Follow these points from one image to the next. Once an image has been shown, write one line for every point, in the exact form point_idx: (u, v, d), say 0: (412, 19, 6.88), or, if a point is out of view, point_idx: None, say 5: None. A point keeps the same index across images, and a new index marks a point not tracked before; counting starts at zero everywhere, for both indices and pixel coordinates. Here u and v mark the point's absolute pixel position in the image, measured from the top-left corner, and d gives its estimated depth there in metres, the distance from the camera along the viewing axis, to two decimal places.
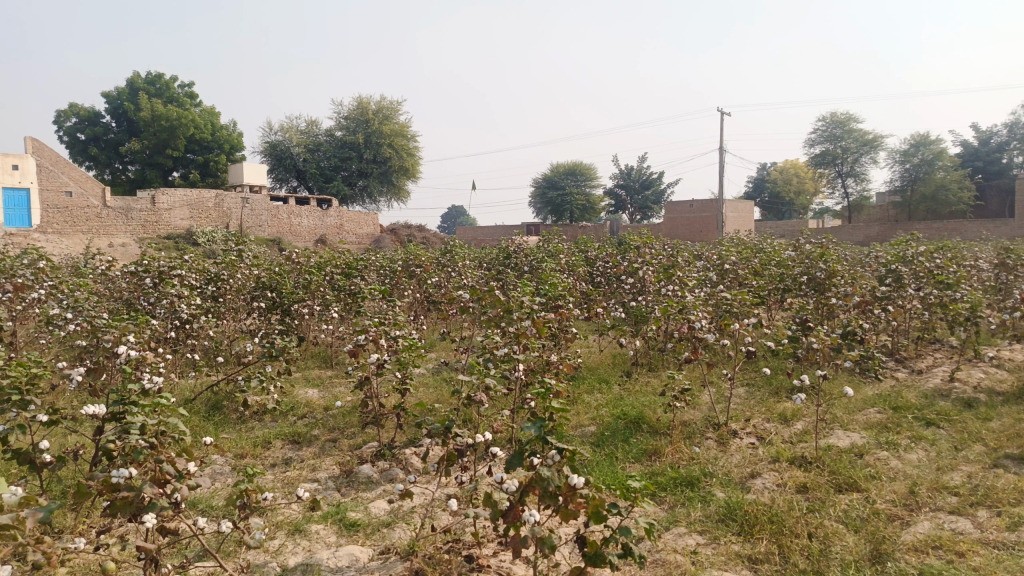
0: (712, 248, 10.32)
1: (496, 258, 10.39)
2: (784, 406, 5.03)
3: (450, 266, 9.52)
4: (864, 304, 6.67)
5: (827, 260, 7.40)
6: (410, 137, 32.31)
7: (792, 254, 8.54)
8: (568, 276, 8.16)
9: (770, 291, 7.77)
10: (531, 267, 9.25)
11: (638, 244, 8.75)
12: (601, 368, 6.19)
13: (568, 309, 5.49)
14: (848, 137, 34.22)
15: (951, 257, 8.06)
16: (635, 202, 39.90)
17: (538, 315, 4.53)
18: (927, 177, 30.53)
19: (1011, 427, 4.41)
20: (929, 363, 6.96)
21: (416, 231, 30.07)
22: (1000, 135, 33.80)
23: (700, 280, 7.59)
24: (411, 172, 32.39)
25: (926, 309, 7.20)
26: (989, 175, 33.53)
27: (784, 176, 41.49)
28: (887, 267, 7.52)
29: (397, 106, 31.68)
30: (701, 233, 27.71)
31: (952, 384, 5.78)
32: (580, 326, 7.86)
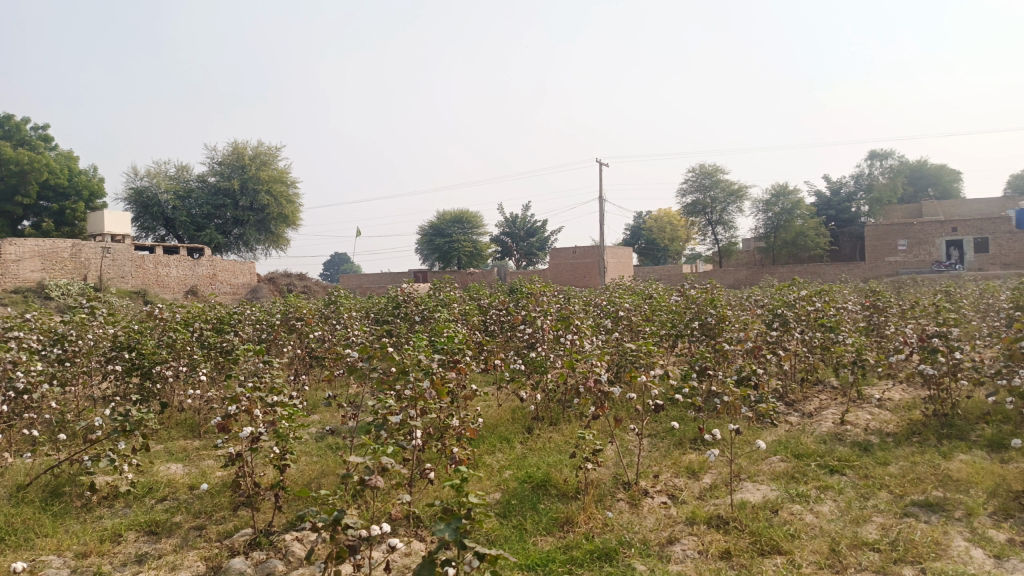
0: (602, 294, 10.32)
1: (383, 308, 9.89)
2: (689, 458, 4.87)
3: (335, 317, 8.95)
4: (756, 349, 6.71)
5: (716, 306, 7.46)
6: (289, 184, 31.28)
7: (681, 300, 8.60)
8: (461, 326, 7.82)
9: (663, 337, 7.74)
10: (422, 317, 8.84)
11: (532, 292, 8.56)
12: (499, 425, 5.85)
13: (466, 365, 5.10)
14: (716, 188, 36.29)
15: (828, 300, 8.37)
16: (521, 248, 40.34)
17: (435, 373, 4.13)
18: (787, 224, 32.66)
19: (910, 471, 4.44)
20: (817, 405, 7.09)
21: (296, 280, 28.89)
22: (849, 186, 37.12)
23: (596, 328, 7.45)
24: (291, 219, 31.27)
25: (810, 352, 7.37)
26: (841, 223, 36.50)
27: (660, 224, 43.35)
28: (774, 311, 7.62)
29: (275, 152, 30.66)
30: (585, 279, 28.27)
31: (843, 427, 5.85)
32: (475, 378, 7.50)
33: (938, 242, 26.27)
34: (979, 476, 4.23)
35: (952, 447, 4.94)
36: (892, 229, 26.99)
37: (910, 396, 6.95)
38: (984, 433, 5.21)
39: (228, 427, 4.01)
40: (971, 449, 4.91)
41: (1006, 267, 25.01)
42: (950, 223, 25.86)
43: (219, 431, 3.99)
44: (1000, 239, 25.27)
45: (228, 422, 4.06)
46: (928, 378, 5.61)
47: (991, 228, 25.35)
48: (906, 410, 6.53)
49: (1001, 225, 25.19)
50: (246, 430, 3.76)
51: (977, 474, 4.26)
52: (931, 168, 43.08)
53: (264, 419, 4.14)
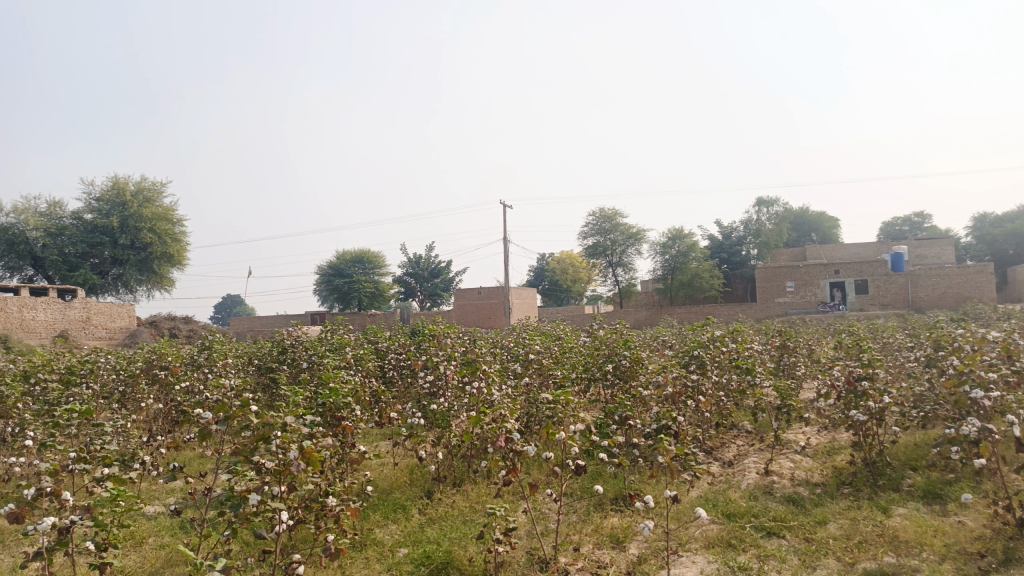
0: (509, 336, 9.72)
1: (268, 354, 8.91)
2: (612, 524, 4.28)
3: (208, 366, 7.88)
4: (677, 394, 6.23)
5: (631, 348, 6.97)
6: (175, 222, 29.32)
7: (591, 342, 8.14)
8: (353, 375, 6.95)
9: (574, 381, 7.17)
10: (311, 363, 7.92)
11: (434, 334, 7.85)
12: (393, 491, 5.05)
13: (352, 424, 4.31)
14: (615, 231, 36.91)
15: (740, 340, 8.12)
16: (425, 290, 39.50)
17: (311, 439, 3.36)
18: (683, 266, 33.45)
19: (854, 532, 4.00)
20: (736, 452, 6.70)
21: (181, 324, 26.92)
22: (739, 232, 38.68)
23: (503, 372, 6.81)
24: (176, 259, 29.15)
25: (726, 395, 7.01)
26: (732, 265, 37.66)
27: (563, 265, 43.62)
28: (691, 353, 7.07)
29: (161, 188, 28.75)
30: (490, 319, 27.74)
31: (770, 479, 5.44)
32: (369, 433, 6.68)
33: (822, 283, 27.40)
34: (928, 536, 3.83)
35: (887, 499, 4.58)
36: (780, 271, 27.88)
37: (830, 439, 6.68)
38: (916, 483, 4.90)
39: (26, 519, 2.89)
40: (907, 501, 4.56)
41: (885, 307, 26.24)
42: (833, 265, 27.08)
43: (13, 523, 2.86)
44: (878, 281, 26.60)
45: (23, 510, 2.95)
46: (856, 426, 5.29)
47: (869, 270, 26.70)
48: (827, 455, 6.23)
49: (878, 268, 26.56)
50: (52, 521, 2.78)
51: (925, 532, 3.86)
52: (813, 215, 45.72)
53: (82, 502, 3.21)
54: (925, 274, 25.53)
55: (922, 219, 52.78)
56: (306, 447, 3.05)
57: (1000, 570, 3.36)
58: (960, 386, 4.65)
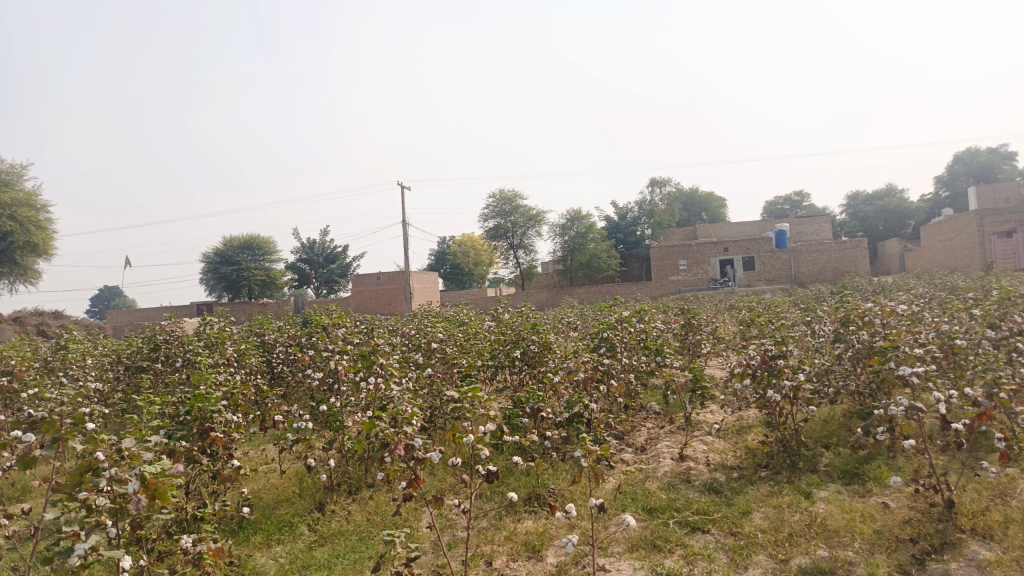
0: (409, 323, 9.18)
1: (137, 352, 7.95)
2: (527, 530, 3.90)
3: (63, 369, 6.89)
4: (590, 379, 5.84)
5: (538, 333, 6.58)
6: (39, 209, 26.70)
7: (496, 327, 7.71)
8: (232, 374, 6.21)
9: (479, 370, 6.70)
10: (186, 360, 7.08)
11: (325, 326, 7.17)
12: (279, 506, 4.47)
13: (221, 436, 3.70)
14: (515, 213, 36.72)
15: (648, 320, 7.89)
16: (320, 275, 38.04)
17: (163, 463, 2.74)
18: (582, 247, 33.63)
19: (781, 522, 3.77)
20: (647, 436, 6.45)
21: (50, 320, 24.59)
22: (634, 212, 39.38)
23: (403, 363, 6.26)
24: (42, 248, 26.54)
25: (636, 377, 6.73)
26: (628, 245, 38.21)
27: (463, 248, 43.09)
28: (599, 336, 6.73)
29: (20, 171, 26.04)
30: (390, 305, 26.97)
31: (686, 465, 5.21)
32: (253, 438, 5.99)
33: (713, 261, 28.17)
34: (857, 522, 3.66)
35: (807, 483, 4.45)
36: (673, 250, 28.52)
37: (738, 417, 6.56)
38: (832, 464, 4.80)
39: None
40: (826, 484, 4.44)
41: (770, 282, 27.33)
42: (722, 244, 27.89)
43: None
44: (764, 257, 27.59)
45: None
46: (771, 406, 5.13)
47: (756, 247, 27.64)
48: (738, 435, 6.08)
49: (764, 245, 27.58)
50: None
51: (853, 519, 3.68)
52: (702, 195, 47.26)
53: None
54: (807, 250, 26.75)
55: (802, 198, 55.70)
56: (149, 478, 2.39)
57: (935, 558, 3.20)
58: (885, 365, 4.47)
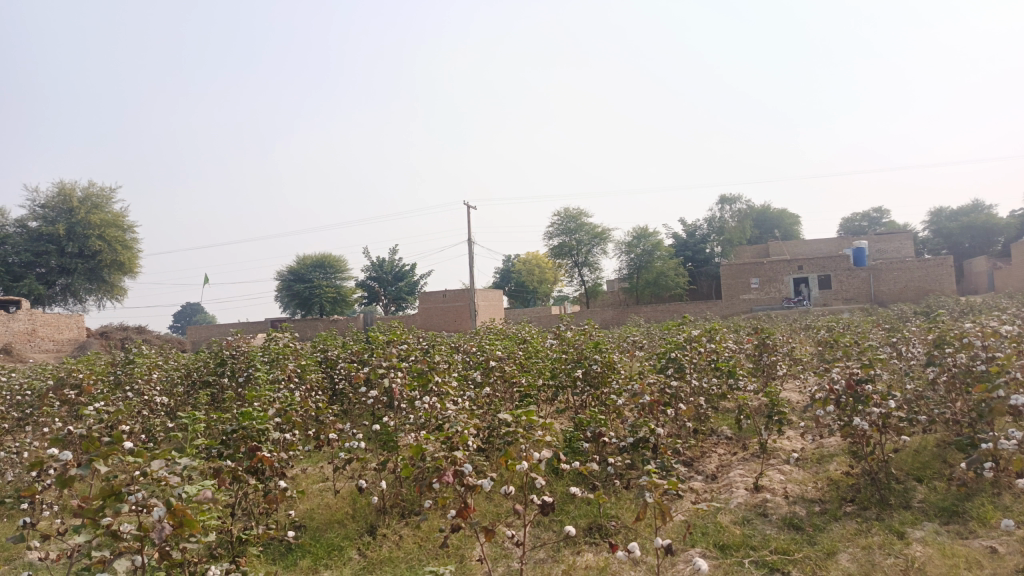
0: (470, 340, 9.03)
1: (203, 368, 8.03)
2: (587, 563, 3.63)
3: (131, 383, 7.00)
4: (656, 401, 5.52)
5: (602, 351, 6.30)
6: (126, 229, 27.98)
7: (559, 345, 7.47)
8: (291, 391, 6.16)
9: (540, 389, 6.44)
10: (248, 376, 7.09)
11: (384, 342, 7.07)
12: (330, 529, 4.33)
13: (269, 456, 3.60)
14: (581, 231, 36.45)
15: (719, 340, 7.50)
16: (388, 293, 38.53)
17: (201, 486, 2.62)
18: (649, 265, 33.04)
19: (871, 566, 3.39)
20: (718, 463, 6.06)
21: (134, 334, 25.61)
22: (702, 230, 38.51)
23: (462, 382, 6.08)
24: (127, 266, 27.76)
25: (706, 400, 6.35)
26: (697, 263, 37.33)
27: (528, 267, 42.99)
28: (667, 356, 6.39)
29: (109, 193, 27.37)
30: (456, 323, 27.03)
31: (761, 496, 4.83)
32: (310, 456, 5.90)
33: (786, 279, 27.19)
34: (962, 568, 3.25)
35: (899, 521, 4.03)
36: (744, 268, 27.66)
37: (819, 445, 6.09)
38: (928, 500, 4.36)
39: None
40: (922, 523, 4.01)
41: (848, 301, 26.13)
42: (796, 261, 26.89)
43: None
44: (841, 275, 26.44)
45: None
46: (857, 434, 4.71)
47: (832, 265, 26.53)
48: (818, 464, 5.63)
49: (841, 263, 26.43)
50: None
51: (957, 565, 3.26)
52: (774, 213, 45.94)
53: None
54: (887, 268, 25.49)
55: (880, 214, 53.50)
56: (177, 503, 2.28)
57: None
58: (992, 393, 4.00)
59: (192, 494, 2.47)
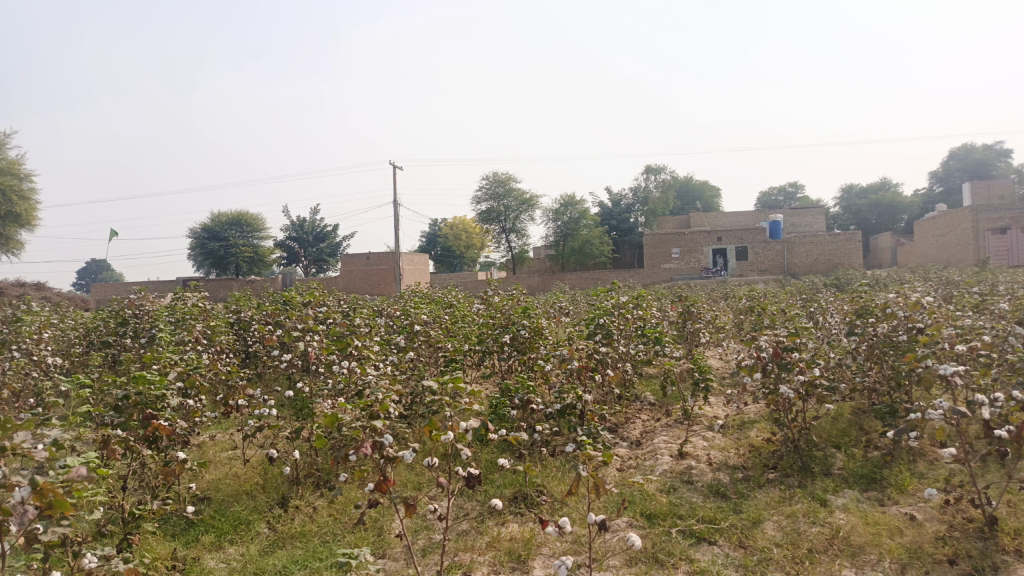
0: (393, 303, 8.72)
1: (102, 327, 7.44)
2: (512, 535, 3.48)
3: (18, 342, 6.39)
4: (585, 367, 5.37)
5: (530, 316, 6.12)
6: (22, 178, 25.95)
7: (486, 310, 7.28)
8: (198, 353, 5.73)
9: (465, 354, 6.21)
10: (151, 336, 6.58)
11: (302, 304, 6.69)
12: (236, 500, 4.03)
13: (165, 425, 3.27)
14: (508, 196, 36.18)
15: (647, 307, 7.45)
16: (310, 254, 37.41)
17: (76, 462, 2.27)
18: (574, 233, 33.14)
19: (798, 536, 3.36)
20: (643, 429, 6.02)
21: (32, 291, 23.96)
22: (627, 199, 38.92)
23: (383, 345, 5.79)
24: (24, 218, 25.79)
25: (633, 368, 6.27)
26: (621, 232, 37.35)
27: (454, 231, 42.53)
28: (595, 322, 6.28)
29: (2, 138, 25.25)
30: (379, 286, 26.46)
31: (686, 463, 4.79)
32: (217, 424, 5.52)
33: (705, 250, 27.79)
34: (883, 534, 3.28)
35: (822, 488, 4.07)
36: (666, 238, 28.12)
37: (741, 412, 6.13)
38: (848, 467, 4.42)
39: None
40: (843, 490, 4.07)
41: (763, 273, 26.94)
42: (716, 233, 27.49)
43: None
44: (757, 247, 27.20)
45: None
46: (782, 402, 4.72)
47: (750, 237, 27.28)
48: (740, 431, 5.66)
49: (758, 235, 27.18)
50: None
51: (880, 533, 3.27)
52: (696, 185, 46.93)
53: None
54: (800, 241, 26.41)
55: (795, 189, 55.47)
56: (45, 483, 1.94)
57: None
58: (919, 363, 4.03)
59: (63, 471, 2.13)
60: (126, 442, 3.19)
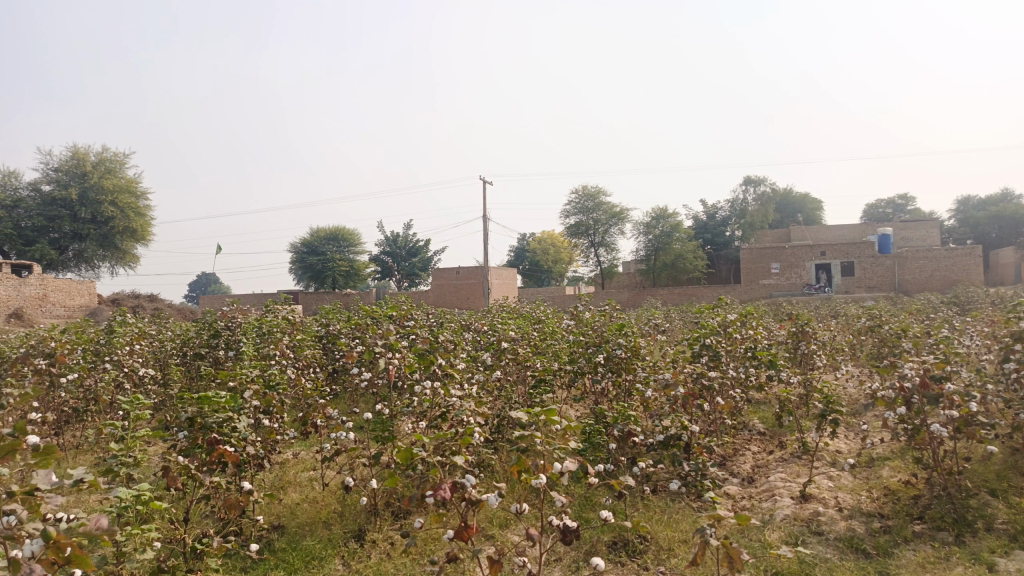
0: (481, 318, 8.40)
1: (196, 338, 7.45)
2: None
3: (114, 352, 6.43)
4: (691, 393, 4.82)
5: (628, 335, 5.61)
6: (140, 195, 27.44)
7: (578, 327, 6.83)
8: (282, 369, 5.54)
9: (556, 374, 5.77)
10: (240, 350, 6.48)
11: (387, 318, 6.43)
12: (311, 530, 3.75)
13: (231, 451, 3.03)
14: (598, 210, 35.59)
15: (755, 326, 6.80)
16: (402, 269, 37.98)
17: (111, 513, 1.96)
18: (667, 247, 32.16)
19: None
20: (755, 462, 5.40)
21: (146, 302, 25.23)
22: (723, 212, 37.58)
23: (470, 364, 5.43)
24: (141, 234, 27.26)
25: (743, 394, 5.65)
26: (716, 246, 36.57)
27: (543, 245, 42.30)
28: (699, 342, 5.70)
29: (122, 158, 26.80)
30: (468, 300, 26.42)
31: (811, 507, 4.18)
32: (297, 442, 5.31)
33: (808, 265, 26.26)
34: None
35: (985, 547, 3.41)
36: (765, 253, 26.74)
37: (868, 447, 5.41)
38: (1014, 522, 3.71)
39: None
40: (1013, 550, 3.39)
41: (870, 290, 25.23)
42: (819, 247, 25.95)
43: None
44: (864, 263, 25.50)
45: None
46: (928, 442, 4.05)
47: (856, 252, 25.60)
48: (870, 470, 4.98)
49: (865, 249, 25.49)
50: None
51: None
52: (796, 197, 44.84)
53: None
54: (912, 256, 24.50)
55: (905, 202, 52.18)
56: (62, 536, 1.64)
57: None
58: None
59: (79, 521, 1.81)
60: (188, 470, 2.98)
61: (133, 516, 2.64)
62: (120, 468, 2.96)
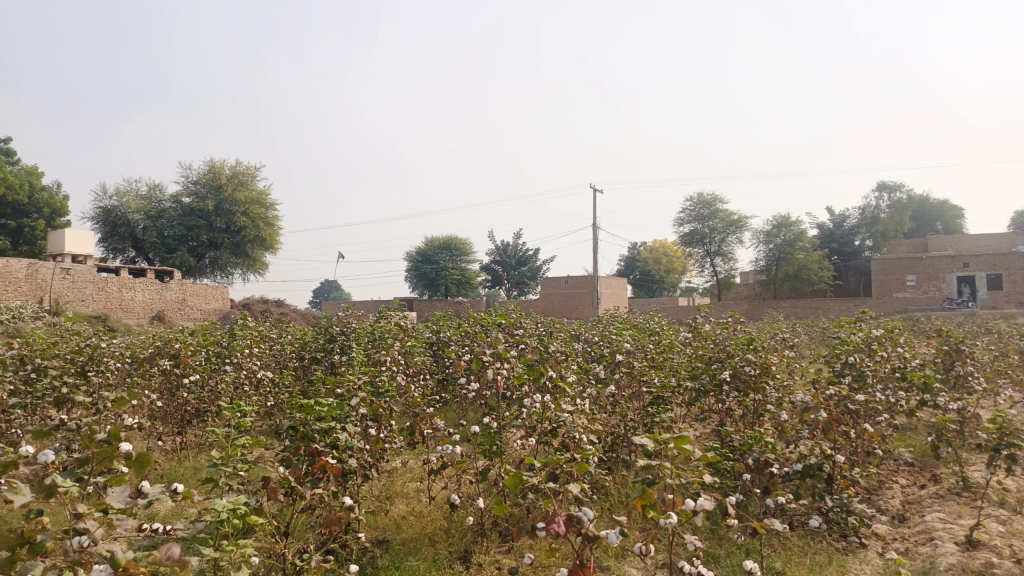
0: (593, 328, 8.07)
1: (313, 342, 7.57)
2: None
3: (235, 353, 6.60)
4: (833, 417, 4.28)
5: (758, 349, 5.12)
6: (269, 206, 28.98)
7: (700, 339, 6.36)
8: (392, 375, 5.45)
9: (677, 390, 5.36)
10: (352, 355, 6.49)
11: (498, 325, 6.23)
12: (414, 548, 3.55)
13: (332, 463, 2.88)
14: (715, 218, 34.32)
15: (902, 343, 6.10)
16: (512, 278, 38.13)
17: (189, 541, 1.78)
18: (788, 256, 30.51)
19: None
20: (907, 497, 4.77)
21: (272, 307, 26.54)
22: (851, 221, 35.30)
23: (583, 376, 5.12)
24: (269, 243, 28.74)
25: (891, 418, 5.01)
26: (844, 256, 34.43)
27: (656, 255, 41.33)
28: (841, 359, 5.12)
29: (254, 171, 28.38)
30: (577, 310, 26.05)
31: (982, 555, 3.57)
32: (406, 450, 5.18)
33: (948, 277, 24.09)
34: None
35: None
36: (900, 263, 24.78)
37: None
38: None
39: None
40: None
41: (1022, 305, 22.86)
42: (961, 257, 23.78)
43: None
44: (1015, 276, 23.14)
45: None
46: None
47: (1004, 264, 23.29)
48: None
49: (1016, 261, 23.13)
50: None
51: None
52: (934, 204, 41.53)
53: None
54: None
55: None
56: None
57: None
58: None
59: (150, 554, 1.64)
60: (289, 481, 2.85)
61: (231, 528, 2.52)
62: (223, 477, 2.87)
